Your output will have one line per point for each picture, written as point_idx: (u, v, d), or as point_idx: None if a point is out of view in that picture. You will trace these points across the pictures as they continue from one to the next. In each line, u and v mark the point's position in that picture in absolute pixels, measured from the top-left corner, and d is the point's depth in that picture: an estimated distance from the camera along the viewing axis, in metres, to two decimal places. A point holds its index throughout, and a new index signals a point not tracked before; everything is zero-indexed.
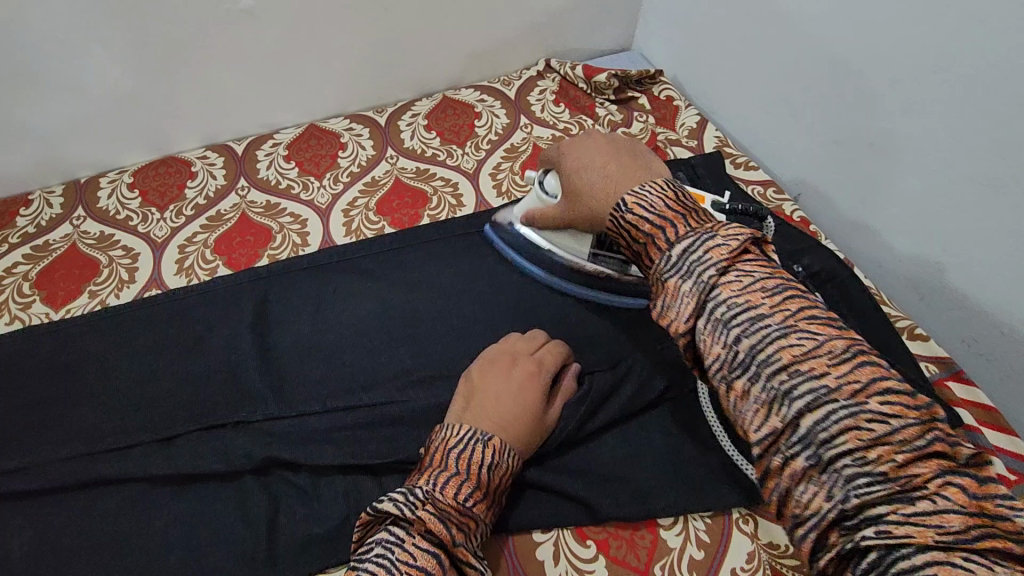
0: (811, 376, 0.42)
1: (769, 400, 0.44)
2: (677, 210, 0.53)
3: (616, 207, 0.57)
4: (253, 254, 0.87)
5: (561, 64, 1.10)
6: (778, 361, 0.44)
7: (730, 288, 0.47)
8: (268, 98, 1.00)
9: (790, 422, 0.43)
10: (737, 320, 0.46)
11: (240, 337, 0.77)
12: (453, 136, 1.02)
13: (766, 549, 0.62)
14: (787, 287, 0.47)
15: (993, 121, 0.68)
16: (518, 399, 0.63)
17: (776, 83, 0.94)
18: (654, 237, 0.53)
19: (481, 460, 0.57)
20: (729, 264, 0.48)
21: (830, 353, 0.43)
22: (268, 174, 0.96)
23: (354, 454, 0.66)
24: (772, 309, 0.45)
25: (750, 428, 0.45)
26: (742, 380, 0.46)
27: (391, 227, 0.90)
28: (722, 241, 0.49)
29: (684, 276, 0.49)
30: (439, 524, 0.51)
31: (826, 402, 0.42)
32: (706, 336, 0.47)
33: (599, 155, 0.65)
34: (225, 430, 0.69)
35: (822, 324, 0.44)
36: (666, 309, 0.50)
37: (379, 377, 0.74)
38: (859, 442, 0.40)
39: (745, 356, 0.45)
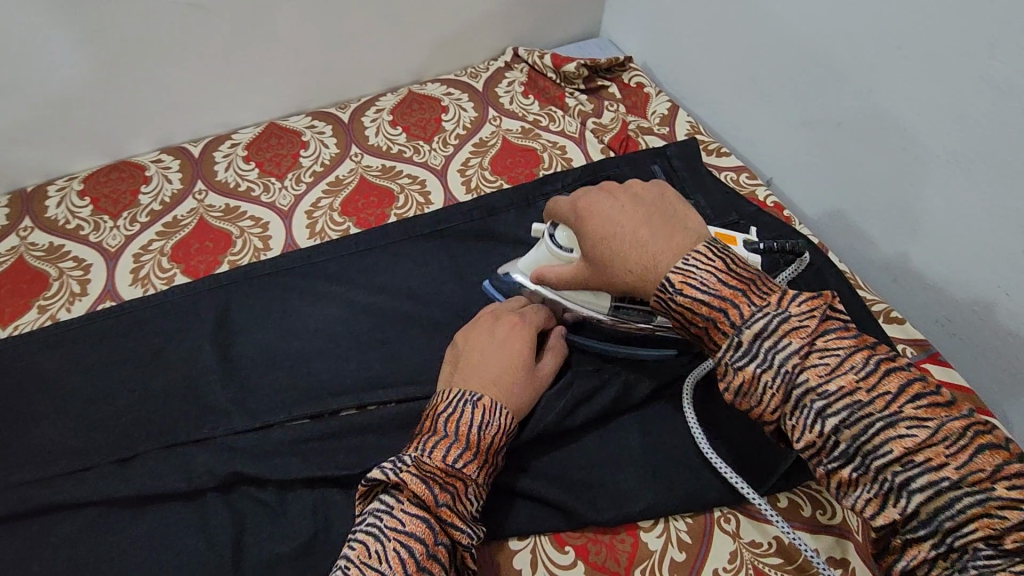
0: (928, 467, 0.43)
1: (885, 491, 0.44)
2: (735, 285, 0.51)
3: (661, 286, 0.54)
4: (212, 261, 0.83)
5: (528, 53, 1.07)
6: (890, 453, 0.44)
7: (819, 373, 0.47)
8: (225, 95, 0.96)
9: (909, 511, 0.44)
10: (836, 409, 0.46)
11: (199, 348, 0.74)
12: (419, 132, 0.99)
13: (749, 548, 0.60)
14: (878, 365, 0.47)
15: (957, 97, 0.67)
16: (507, 356, 0.62)
17: (744, 67, 0.93)
18: (717, 320, 0.51)
19: (468, 421, 0.56)
20: (809, 345, 0.48)
21: (946, 441, 0.43)
22: (226, 176, 0.92)
23: (322, 467, 0.64)
24: (870, 395, 0.46)
25: (863, 514, 0.46)
26: (850, 470, 0.46)
27: (356, 227, 0.87)
28: (799, 322, 0.48)
29: (761, 363, 0.49)
30: (423, 485, 0.52)
31: (948, 492, 0.43)
32: (799, 425, 0.48)
33: (624, 219, 0.58)
34: (186, 447, 0.66)
35: (928, 407, 0.44)
36: (748, 396, 0.50)
37: (347, 385, 0.71)
38: (992, 530, 0.41)
39: (845, 444, 0.46)
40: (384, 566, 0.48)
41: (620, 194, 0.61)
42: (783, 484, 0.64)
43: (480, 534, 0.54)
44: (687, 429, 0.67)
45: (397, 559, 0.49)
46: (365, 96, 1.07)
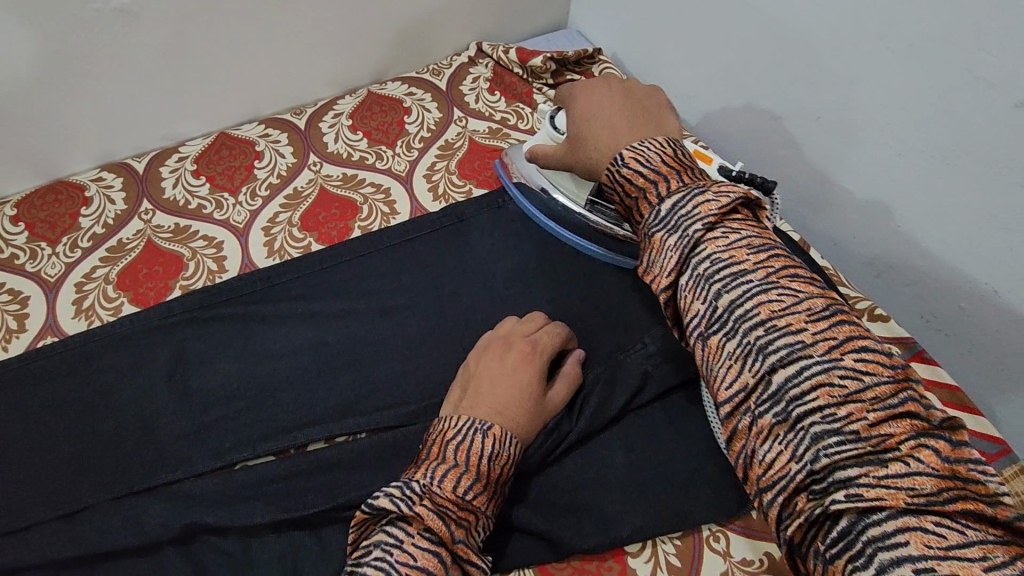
0: (789, 332, 0.43)
1: (744, 354, 0.44)
2: (672, 166, 0.53)
3: (613, 160, 0.55)
4: (163, 286, 0.78)
5: (493, 48, 1.02)
6: (756, 315, 0.44)
7: (716, 244, 0.48)
8: (170, 106, 0.90)
9: (761, 376, 0.44)
10: (720, 274, 0.47)
11: (151, 385, 0.69)
12: (382, 136, 0.94)
13: (740, 567, 0.58)
14: (770, 247, 0.48)
15: (940, 90, 0.65)
16: (515, 384, 0.59)
17: (719, 56, 0.89)
18: (647, 191, 0.53)
19: (481, 451, 0.53)
20: (716, 220, 0.49)
21: (808, 310, 0.44)
22: (175, 194, 0.86)
23: (289, 508, 0.59)
24: (755, 266, 0.46)
25: (721, 384, 0.46)
26: (719, 335, 0.46)
27: (318, 242, 0.82)
28: (712, 196, 0.49)
29: (669, 228, 0.50)
30: (439, 520, 0.48)
31: (801, 357, 0.42)
32: (687, 292, 0.48)
33: (610, 102, 0.63)
34: (140, 497, 0.61)
35: (804, 282, 0.45)
36: (650, 265, 0.51)
37: (314, 416, 0.67)
38: (831, 399, 0.41)
39: (721, 309, 0.46)
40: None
41: (614, 82, 0.66)
42: None
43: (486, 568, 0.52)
44: (672, 443, 0.64)
45: None
46: (323, 99, 1.01)
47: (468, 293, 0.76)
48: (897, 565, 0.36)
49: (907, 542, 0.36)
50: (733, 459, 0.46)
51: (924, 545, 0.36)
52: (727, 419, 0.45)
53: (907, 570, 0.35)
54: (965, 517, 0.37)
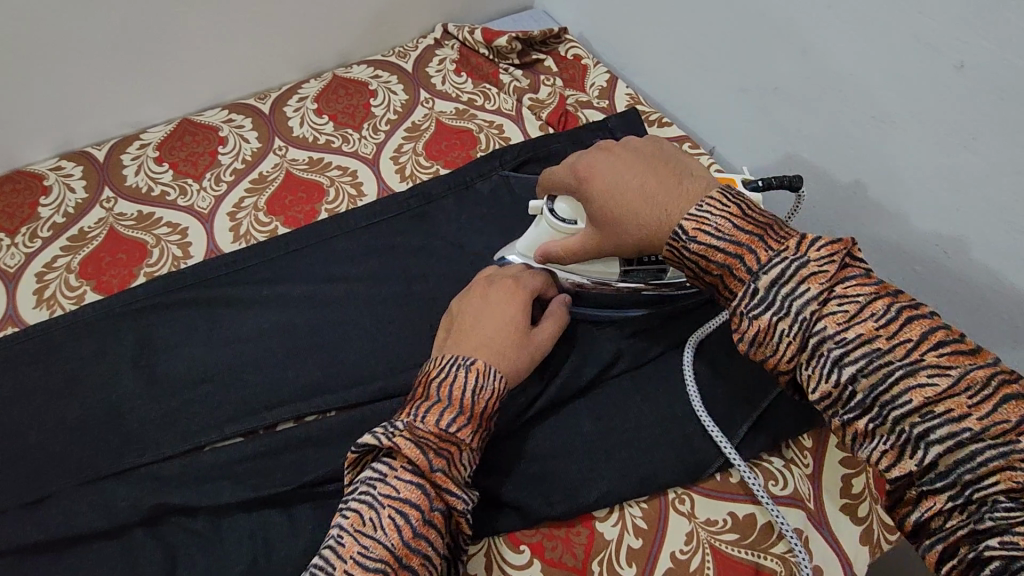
0: (947, 418, 0.42)
1: (902, 443, 0.43)
2: (750, 231, 0.51)
3: (675, 233, 0.54)
4: (127, 274, 0.77)
5: (459, 29, 1.02)
6: (909, 404, 0.43)
7: (837, 321, 0.46)
8: (130, 92, 0.88)
9: (926, 461, 0.43)
10: (853, 356, 0.45)
11: (117, 371, 0.68)
12: (348, 119, 0.93)
13: (704, 527, 0.60)
14: (897, 311, 0.45)
15: (888, 56, 0.66)
16: (497, 318, 0.60)
17: (681, 32, 0.90)
18: (731, 266, 0.51)
19: (464, 385, 0.54)
20: (827, 292, 0.47)
21: (967, 390, 0.42)
22: (137, 181, 0.85)
23: (259, 487, 0.60)
24: (890, 343, 0.44)
25: (878, 466, 0.45)
26: (866, 422, 0.45)
27: (284, 226, 0.82)
28: (818, 267, 0.47)
29: (777, 312, 0.48)
30: (416, 451, 0.50)
31: (967, 445, 0.41)
32: (813, 375, 0.47)
33: (631, 176, 0.58)
34: (107, 482, 0.61)
35: (952, 355, 0.43)
36: (761, 347, 0.49)
37: (283, 396, 0.67)
38: (1013, 483, 0.40)
39: (863, 395, 0.45)
40: (379, 534, 0.48)
41: (616, 150, 0.62)
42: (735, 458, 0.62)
43: (477, 499, 0.53)
44: (639, 410, 0.65)
45: (393, 526, 0.48)
46: (288, 84, 1.00)
47: (438, 273, 0.77)
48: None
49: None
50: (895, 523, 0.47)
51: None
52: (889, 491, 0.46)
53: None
54: None
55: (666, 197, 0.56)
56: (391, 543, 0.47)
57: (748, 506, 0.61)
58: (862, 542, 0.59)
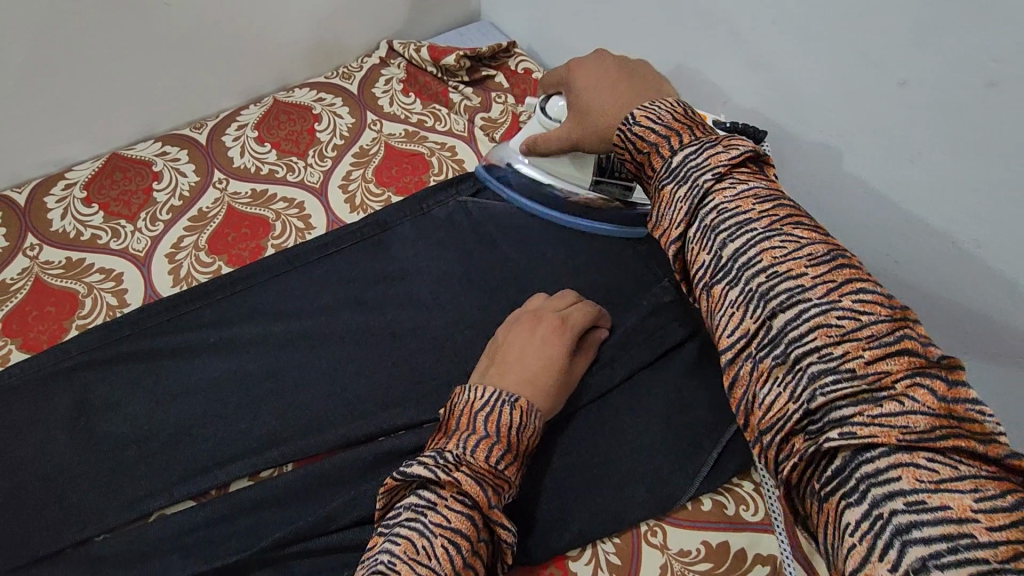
0: (790, 277, 0.39)
1: (745, 300, 0.40)
2: (684, 122, 0.49)
3: (623, 121, 0.51)
4: (57, 328, 0.71)
5: (404, 46, 0.99)
6: (758, 263, 0.40)
7: (723, 192, 0.43)
8: (49, 128, 0.83)
9: (762, 320, 0.39)
10: (726, 224, 0.42)
11: (51, 438, 0.63)
12: (292, 147, 0.89)
13: (678, 558, 0.59)
14: (777, 195, 0.43)
15: (831, 70, 0.66)
16: (544, 355, 0.60)
17: (630, 44, 0.89)
18: (660, 146, 0.48)
19: (510, 422, 0.53)
20: (727, 170, 0.44)
21: (809, 255, 0.39)
22: (64, 225, 0.79)
23: (213, 557, 0.56)
24: (760, 212, 0.42)
25: (721, 332, 0.41)
26: (722, 284, 0.41)
27: (228, 265, 0.78)
28: (723, 146, 0.45)
29: (679, 181, 0.45)
30: (476, 487, 0.49)
31: (800, 300, 0.38)
32: (695, 247, 0.43)
33: (608, 70, 0.60)
34: (45, 565, 0.56)
35: (807, 229, 0.41)
36: (659, 219, 0.46)
37: (236, 452, 0.63)
38: (828, 339, 0.37)
39: (723, 257, 0.42)
40: (434, 563, 0.45)
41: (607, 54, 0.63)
42: (706, 485, 0.62)
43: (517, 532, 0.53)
44: (609, 442, 0.64)
45: (446, 557, 0.46)
46: (226, 111, 0.96)
47: (400, 304, 0.74)
48: (889, 499, 0.33)
49: (900, 477, 0.33)
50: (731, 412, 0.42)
51: (916, 480, 0.33)
52: (725, 367, 0.41)
53: (897, 504, 0.32)
54: (958, 453, 0.33)
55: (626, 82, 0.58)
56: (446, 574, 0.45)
57: (721, 533, 0.60)
58: None
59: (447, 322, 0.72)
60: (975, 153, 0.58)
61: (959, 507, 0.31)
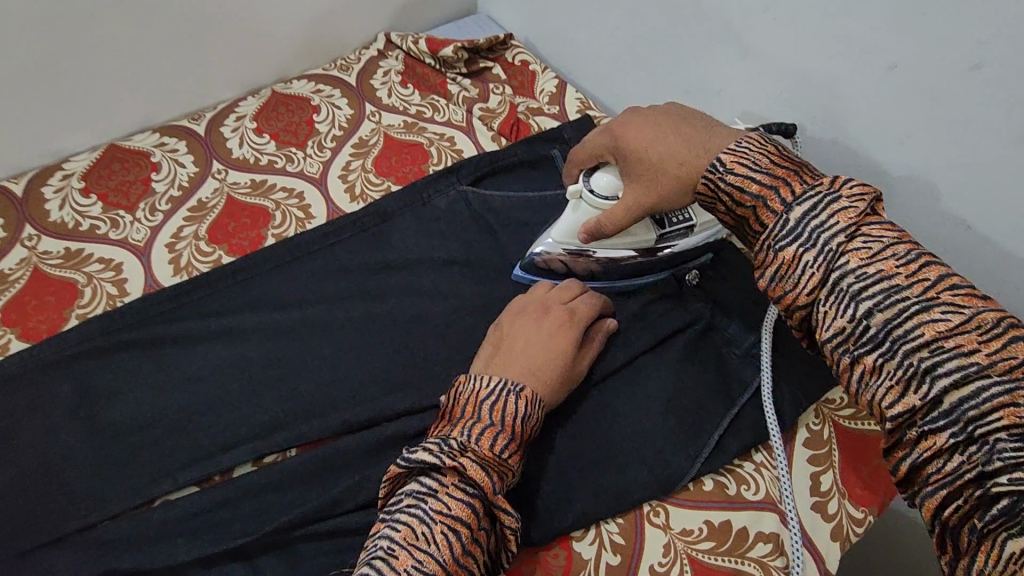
0: (957, 353, 0.39)
1: (909, 377, 0.41)
2: (787, 167, 0.49)
3: (711, 167, 0.53)
4: (57, 317, 0.71)
5: (402, 38, 0.99)
6: (918, 338, 0.40)
7: (860, 257, 0.44)
8: (46, 119, 0.82)
9: (930, 396, 0.40)
10: (870, 291, 0.42)
11: (53, 426, 0.63)
12: (290, 137, 0.89)
13: (680, 538, 0.59)
14: (920, 253, 0.43)
15: (824, 57, 0.67)
16: (550, 347, 0.60)
17: (625, 35, 0.89)
18: (764, 198, 0.49)
19: (514, 411, 0.54)
20: (854, 229, 0.44)
21: (979, 328, 0.39)
22: (62, 216, 0.79)
23: (218, 540, 0.56)
24: (909, 281, 0.42)
25: (879, 402, 0.42)
26: (875, 355, 0.42)
27: (228, 255, 0.78)
28: (848, 203, 0.45)
29: (804, 243, 0.45)
30: (481, 473, 0.50)
31: (975, 379, 0.39)
32: (828, 311, 0.44)
33: (665, 128, 0.59)
34: (49, 551, 0.56)
35: (966, 295, 0.41)
36: (778, 281, 0.46)
37: (239, 437, 0.63)
38: (1016, 419, 0.37)
39: (877, 329, 0.42)
40: (433, 549, 0.46)
41: (645, 110, 0.62)
42: (708, 466, 0.62)
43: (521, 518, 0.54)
44: (611, 426, 0.64)
45: (445, 544, 0.47)
46: (223, 102, 0.96)
47: (401, 292, 0.74)
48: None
49: None
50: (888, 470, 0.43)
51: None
52: (887, 433, 0.42)
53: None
54: None
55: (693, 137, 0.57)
56: (444, 559, 0.46)
57: (723, 513, 0.61)
58: (835, 539, 0.61)
59: (448, 309, 0.72)
60: (959, 130, 0.60)
61: None
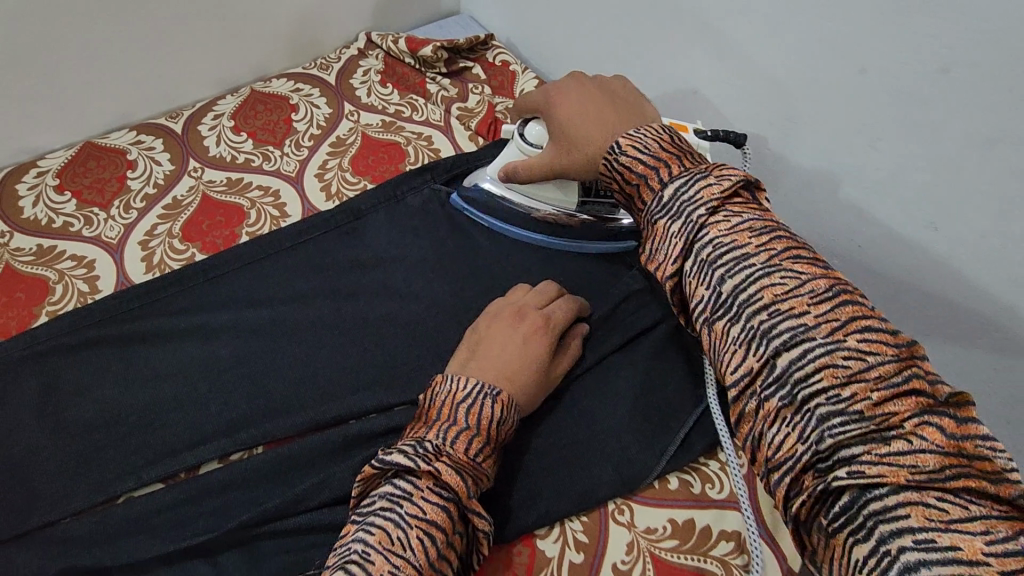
0: (792, 315, 0.41)
1: (749, 339, 0.43)
2: (671, 152, 0.52)
3: (610, 149, 0.54)
4: (27, 314, 0.71)
5: (382, 38, 0.99)
6: (759, 301, 0.43)
7: (719, 228, 0.46)
8: (21, 114, 0.82)
9: (765, 359, 0.42)
10: (724, 259, 0.45)
11: (20, 423, 0.62)
12: (268, 136, 0.89)
13: (644, 535, 0.59)
14: (774, 229, 0.46)
15: (794, 58, 0.68)
16: (526, 350, 0.61)
17: (604, 35, 0.90)
18: (648, 177, 0.51)
19: (490, 415, 0.54)
20: (718, 205, 0.47)
21: (811, 293, 0.42)
22: (36, 212, 0.78)
23: (181, 537, 0.56)
24: (758, 250, 0.44)
25: (727, 368, 0.44)
26: (724, 320, 0.44)
27: (202, 253, 0.78)
28: (715, 181, 0.48)
29: (672, 216, 0.48)
30: (457, 477, 0.50)
31: (802, 340, 0.41)
32: (691, 280, 0.46)
33: (588, 97, 0.62)
34: (10, 547, 0.56)
35: (806, 264, 0.43)
36: (654, 253, 0.49)
37: (207, 433, 0.63)
38: (834, 379, 0.39)
39: (726, 297, 0.44)
40: (409, 554, 0.46)
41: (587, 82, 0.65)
42: (673, 463, 0.62)
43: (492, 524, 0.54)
44: (577, 422, 0.64)
45: (421, 547, 0.47)
46: (202, 100, 0.96)
47: (373, 291, 0.74)
48: (897, 537, 0.35)
49: (909, 515, 0.35)
50: (739, 444, 0.44)
51: (925, 519, 0.35)
52: (732, 402, 0.44)
53: (905, 542, 0.34)
54: (967, 491, 0.35)
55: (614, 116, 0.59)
56: (420, 564, 0.46)
57: (687, 511, 0.61)
58: None
59: (419, 308, 0.73)
60: (927, 130, 0.60)
61: (969, 548, 0.33)
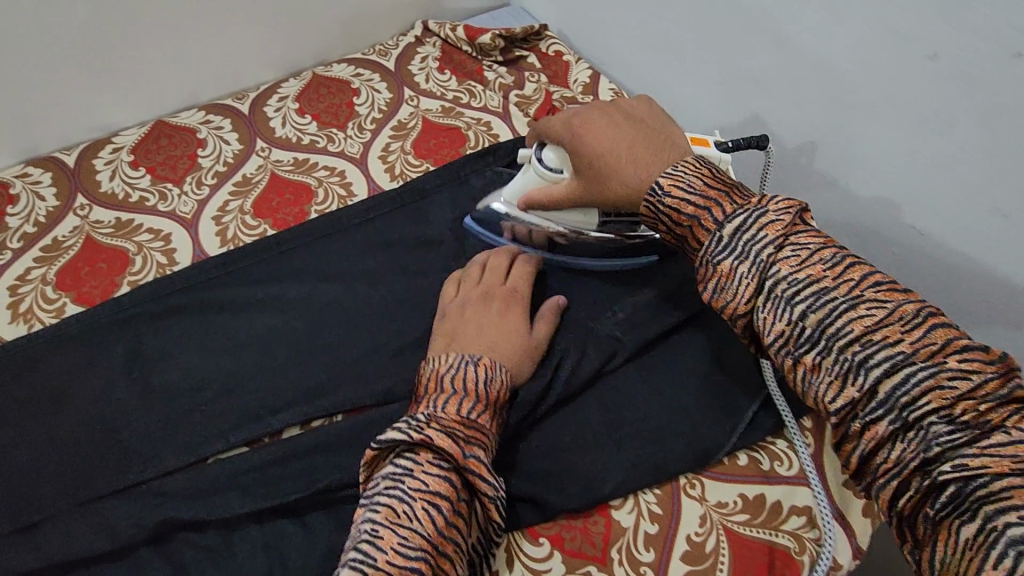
0: (885, 344, 0.41)
1: (843, 371, 0.42)
2: (718, 188, 0.51)
3: (651, 190, 0.54)
4: (109, 283, 0.73)
5: (440, 26, 1.01)
6: (850, 333, 0.42)
7: (790, 264, 0.45)
8: (98, 92, 0.85)
9: (865, 388, 0.42)
10: (802, 294, 0.44)
11: (110, 386, 0.65)
12: (332, 118, 0.91)
13: (716, 509, 0.61)
14: (845, 256, 0.45)
15: (860, 46, 0.69)
16: (498, 324, 0.65)
17: (662, 25, 0.91)
18: (700, 218, 0.50)
19: (475, 377, 0.56)
20: (783, 240, 0.46)
21: (901, 319, 0.41)
22: (113, 187, 0.81)
23: (271, 496, 0.58)
24: (836, 282, 0.44)
25: (823, 399, 0.44)
26: (812, 354, 0.44)
27: (273, 229, 0.79)
28: (776, 215, 0.47)
29: (738, 256, 0.47)
30: (448, 440, 0.50)
31: (901, 366, 0.41)
32: (767, 317, 0.46)
33: (622, 133, 0.60)
34: (107, 501, 0.58)
35: (887, 291, 0.43)
36: (721, 294, 0.48)
37: (288, 399, 0.65)
38: (943, 401, 0.39)
39: (811, 330, 0.44)
40: (415, 525, 0.46)
41: (614, 112, 0.62)
42: (743, 441, 0.64)
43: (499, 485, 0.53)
44: (646, 399, 0.66)
45: (427, 518, 0.47)
46: (265, 83, 0.98)
47: (442, 267, 0.76)
48: (1002, 513, 0.36)
49: (1015, 497, 0.36)
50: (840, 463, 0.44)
51: None
52: (832, 428, 0.44)
53: (1011, 518, 0.35)
54: None
55: (648, 154, 0.58)
56: (427, 534, 0.46)
57: (757, 486, 0.62)
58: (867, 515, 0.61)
59: None
60: (1006, 118, 0.60)
61: None
